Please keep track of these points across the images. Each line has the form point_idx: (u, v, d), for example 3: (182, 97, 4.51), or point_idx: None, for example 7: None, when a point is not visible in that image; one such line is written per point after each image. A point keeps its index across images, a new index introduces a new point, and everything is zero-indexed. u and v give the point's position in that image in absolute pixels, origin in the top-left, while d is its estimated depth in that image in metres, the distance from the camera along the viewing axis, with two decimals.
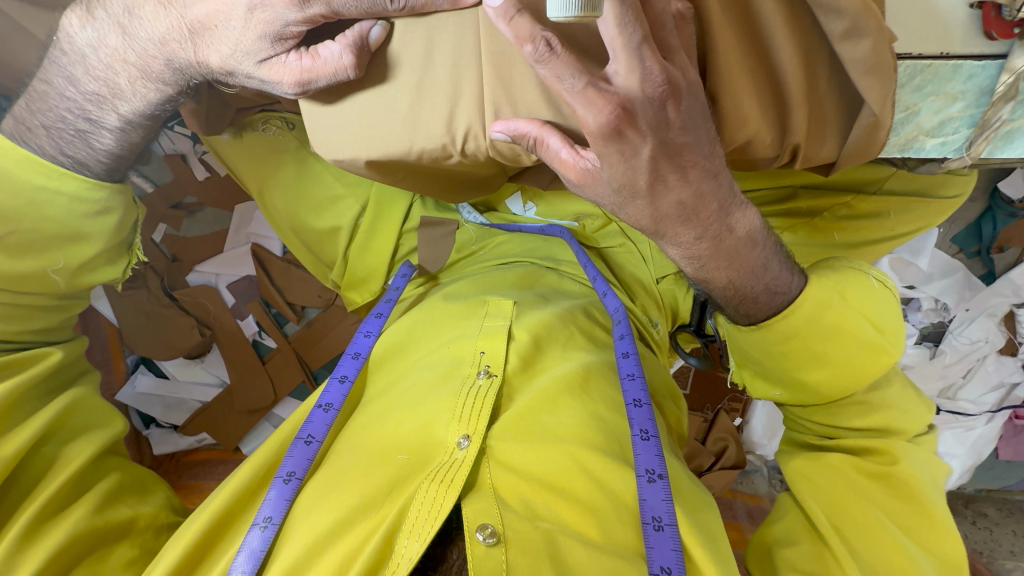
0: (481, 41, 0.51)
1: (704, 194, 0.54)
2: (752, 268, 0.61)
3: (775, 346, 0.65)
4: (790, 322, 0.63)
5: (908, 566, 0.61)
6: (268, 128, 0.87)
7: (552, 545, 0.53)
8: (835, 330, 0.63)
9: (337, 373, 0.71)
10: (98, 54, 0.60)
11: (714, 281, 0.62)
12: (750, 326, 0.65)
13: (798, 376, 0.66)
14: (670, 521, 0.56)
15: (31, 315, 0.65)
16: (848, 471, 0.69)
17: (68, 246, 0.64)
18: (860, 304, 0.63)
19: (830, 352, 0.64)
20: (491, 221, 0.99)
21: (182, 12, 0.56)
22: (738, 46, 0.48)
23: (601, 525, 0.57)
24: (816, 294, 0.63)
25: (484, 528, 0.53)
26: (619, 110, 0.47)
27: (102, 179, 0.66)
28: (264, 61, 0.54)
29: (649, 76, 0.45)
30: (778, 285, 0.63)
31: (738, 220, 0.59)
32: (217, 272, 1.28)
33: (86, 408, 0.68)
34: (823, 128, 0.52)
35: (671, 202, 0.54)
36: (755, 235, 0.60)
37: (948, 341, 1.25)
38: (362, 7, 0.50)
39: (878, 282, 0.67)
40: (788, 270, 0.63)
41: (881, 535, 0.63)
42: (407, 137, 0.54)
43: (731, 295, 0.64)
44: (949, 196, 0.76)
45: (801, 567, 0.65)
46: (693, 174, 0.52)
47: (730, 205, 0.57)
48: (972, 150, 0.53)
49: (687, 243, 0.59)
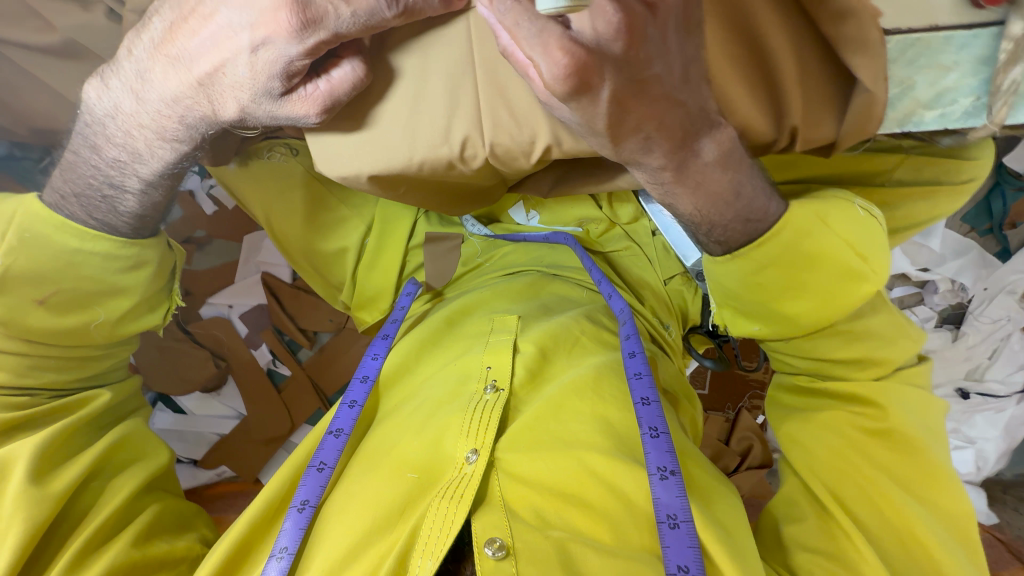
0: (471, 53, 0.52)
1: (668, 126, 0.44)
2: (720, 193, 0.49)
3: (747, 278, 0.54)
4: (764, 251, 0.51)
5: (918, 531, 0.56)
6: (274, 155, 0.90)
7: (565, 554, 0.52)
8: (812, 259, 0.52)
9: (347, 398, 0.70)
10: (116, 122, 0.58)
11: (678, 208, 0.51)
12: (725, 256, 0.53)
13: (777, 310, 0.56)
14: (686, 518, 0.55)
15: (88, 361, 0.68)
16: (845, 429, 0.63)
17: (107, 300, 0.65)
18: (842, 230, 0.52)
19: (814, 281, 0.53)
20: (495, 233, 0.99)
21: (189, 67, 0.52)
22: (723, 39, 0.46)
23: (615, 529, 0.55)
24: (798, 218, 0.51)
25: (492, 542, 0.52)
26: (579, 61, 0.37)
27: (131, 239, 0.64)
28: (283, 96, 0.52)
29: (604, 14, 0.36)
30: (752, 212, 0.51)
31: (706, 148, 0.47)
32: (228, 303, 1.31)
33: (136, 442, 0.69)
34: (820, 108, 0.51)
35: (636, 140, 0.44)
36: (728, 157, 0.48)
37: (970, 323, 1.22)
38: (360, 22, 0.47)
39: (864, 211, 0.55)
40: (765, 194, 0.51)
41: (900, 513, 0.58)
42: (404, 147, 0.55)
43: (696, 223, 0.52)
44: (960, 180, 0.77)
45: (810, 544, 0.59)
46: (660, 107, 0.43)
47: (696, 128, 0.45)
48: (995, 116, 0.51)
49: (651, 171, 0.48)
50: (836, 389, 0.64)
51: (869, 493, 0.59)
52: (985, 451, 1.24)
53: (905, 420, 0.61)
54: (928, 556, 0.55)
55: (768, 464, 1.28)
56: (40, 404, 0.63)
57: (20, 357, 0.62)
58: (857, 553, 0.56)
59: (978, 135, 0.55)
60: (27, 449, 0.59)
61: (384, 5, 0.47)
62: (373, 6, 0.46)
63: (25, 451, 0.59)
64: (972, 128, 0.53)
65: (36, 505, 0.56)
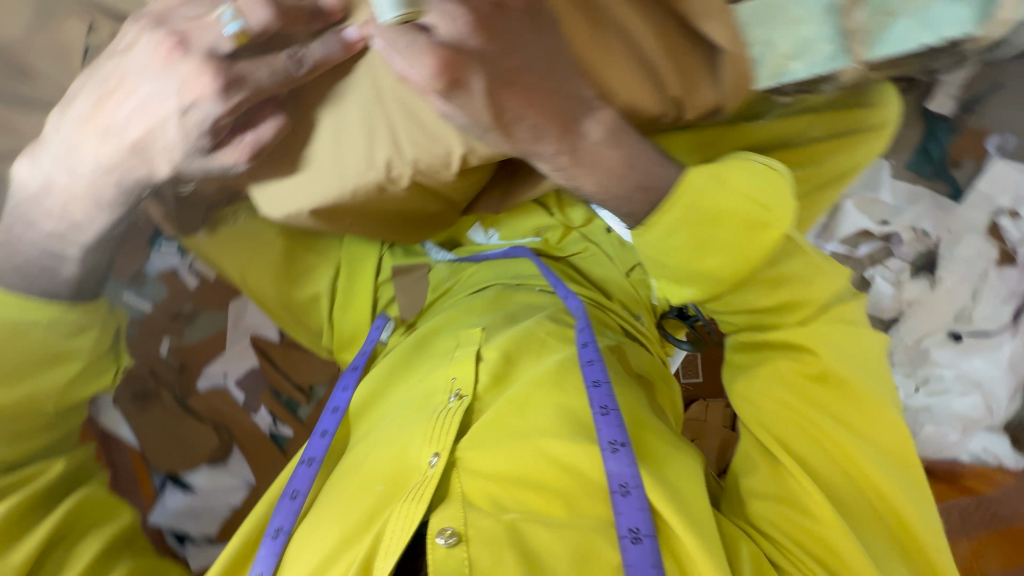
0: (377, 87, 0.57)
1: (549, 110, 0.49)
2: (618, 168, 0.53)
3: (663, 241, 0.56)
4: (672, 216, 0.55)
5: (858, 460, 0.57)
6: (238, 219, 0.93)
7: (514, 532, 0.52)
8: (712, 217, 0.55)
9: (318, 428, 0.71)
10: (51, 196, 0.60)
11: (585, 188, 0.54)
12: (637, 227, 0.57)
13: (692, 267, 0.57)
14: (637, 483, 0.54)
15: (30, 434, 0.64)
16: (784, 372, 0.62)
17: (56, 365, 0.63)
18: (739, 186, 0.55)
19: (720, 238, 0.56)
20: (458, 256, 1.04)
21: (120, 136, 0.55)
22: (587, 28, 0.51)
23: (571, 506, 0.55)
24: (697, 182, 0.54)
25: (443, 531, 0.52)
26: (446, 58, 0.44)
27: (75, 302, 0.63)
28: (213, 149, 0.57)
29: (453, 15, 0.43)
30: (649, 180, 0.54)
31: (591, 128, 0.51)
32: (223, 371, 1.36)
33: (98, 506, 0.67)
34: (696, 77, 0.56)
35: (524, 126, 0.49)
36: (617, 131, 0.52)
37: (943, 267, 1.23)
38: (277, 80, 0.53)
39: (763, 165, 0.57)
40: (660, 163, 0.55)
41: (841, 446, 0.58)
42: (335, 178, 0.61)
43: (607, 199, 0.55)
44: (874, 126, 0.83)
45: (761, 491, 0.59)
46: (537, 94, 0.48)
47: (577, 110, 0.50)
48: (857, 55, 0.56)
49: (549, 158, 0.52)
50: (774, 340, 0.62)
51: (811, 432, 0.59)
52: (994, 392, 1.22)
53: (841, 361, 0.59)
54: (877, 491, 0.56)
55: None
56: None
57: None
58: (806, 491, 0.56)
59: (849, 76, 0.60)
60: None
61: (293, 66, 0.53)
62: (282, 67, 0.52)
63: None
64: (842, 71, 0.58)
65: None
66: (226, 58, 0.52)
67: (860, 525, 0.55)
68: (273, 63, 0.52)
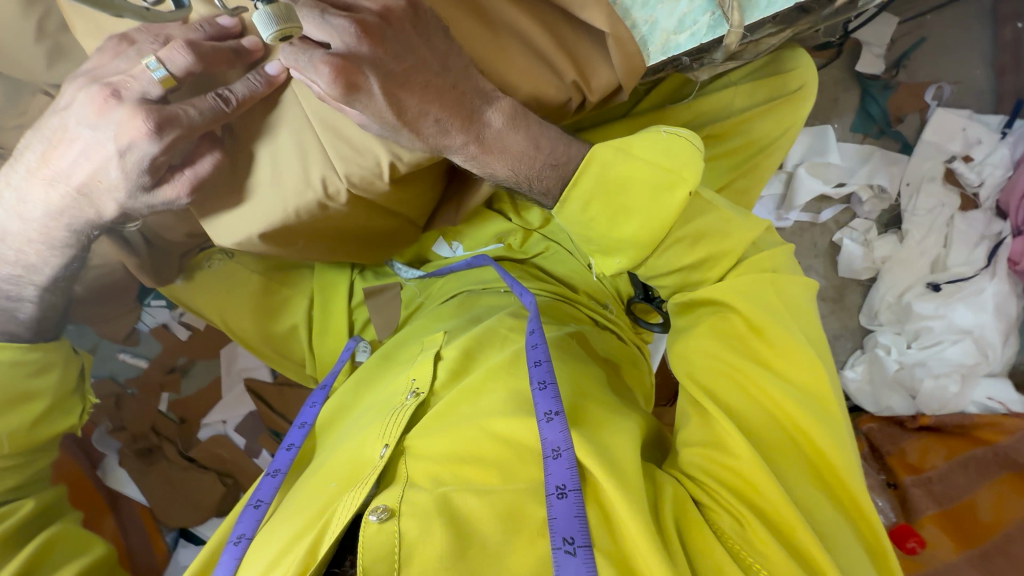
0: (306, 113, 0.62)
1: (448, 104, 0.54)
2: (523, 151, 0.58)
3: (582, 214, 0.61)
4: (583, 187, 0.59)
5: (779, 400, 0.57)
6: (213, 262, 0.99)
7: (446, 504, 0.54)
8: (617, 184, 0.59)
9: (285, 442, 0.72)
10: (3, 242, 0.64)
11: (497, 174, 0.60)
12: (554, 204, 0.62)
13: (613, 234, 0.61)
14: (568, 446, 0.54)
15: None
16: (707, 324, 0.63)
17: (19, 406, 0.67)
18: (638, 153, 0.59)
19: (631, 202, 0.59)
20: (427, 271, 1.06)
21: (66, 181, 0.60)
22: (477, 29, 0.56)
23: (505, 474, 0.57)
24: (601, 153, 0.59)
25: (376, 508, 0.53)
26: (340, 68, 0.49)
27: (35, 342, 0.69)
28: (154, 186, 0.62)
29: (341, 30, 0.48)
30: (556, 157, 0.59)
31: (493, 117, 0.56)
32: (222, 419, 1.39)
33: (68, 540, 0.66)
34: (590, 62, 0.61)
35: (428, 121, 0.54)
36: (517, 116, 0.57)
37: (908, 219, 1.24)
38: (207, 117, 0.58)
39: (668, 134, 0.61)
40: (565, 142, 0.60)
41: (762, 389, 0.58)
42: (277, 202, 0.65)
43: (521, 182, 0.61)
44: (794, 91, 0.87)
45: (693, 441, 0.59)
46: (436, 89, 0.53)
47: (476, 100, 0.55)
48: (733, 21, 0.59)
49: (460, 149, 0.57)
50: (700, 298, 0.63)
51: (737, 378, 0.59)
52: (986, 336, 1.20)
53: (757, 308, 0.60)
54: (801, 432, 0.56)
55: None
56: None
57: None
58: (729, 433, 0.56)
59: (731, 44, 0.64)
60: None
61: (222, 104, 0.58)
62: (212, 105, 0.58)
63: None
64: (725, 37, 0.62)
65: None
66: (157, 101, 0.57)
67: (781, 465, 0.55)
68: (201, 103, 0.57)
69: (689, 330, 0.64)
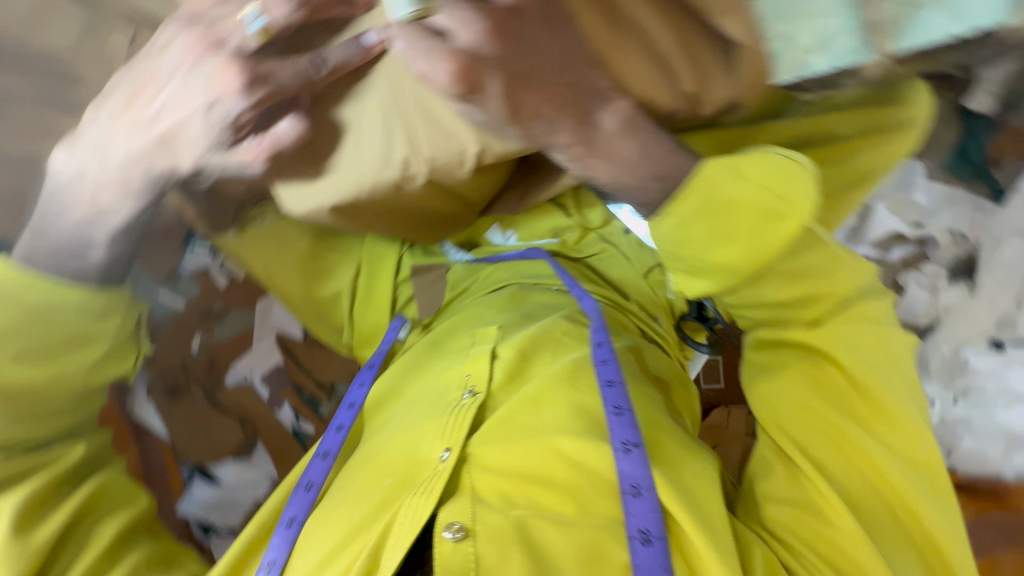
0: (396, 87, 0.58)
1: (563, 106, 0.51)
2: (631, 157, 0.53)
3: (676, 233, 0.56)
4: (686, 204, 0.55)
5: (876, 462, 0.57)
6: (265, 217, 0.95)
7: (522, 529, 0.53)
8: (728, 206, 0.55)
9: (334, 423, 0.73)
10: (81, 184, 0.57)
11: (597, 174, 0.55)
12: (653, 218, 0.57)
13: (707, 259, 0.57)
14: (648, 485, 0.55)
15: (51, 414, 0.63)
16: (803, 369, 0.61)
17: (79, 349, 0.61)
18: (756, 179, 0.54)
19: (738, 228, 0.55)
20: (476, 257, 1.05)
21: (148, 128, 0.55)
22: (601, 22, 0.51)
23: (579, 502, 0.56)
24: (712, 170, 0.54)
25: (451, 526, 0.53)
26: (463, 61, 0.46)
27: (102, 289, 0.60)
28: (232, 146, 0.57)
29: (471, 22, 0.46)
30: (663, 169, 0.54)
31: (605, 118, 0.52)
32: (250, 368, 1.42)
33: (116, 490, 0.68)
34: (712, 73, 0.56)
35: (540, 123, 0.51)
36: (631, 123, 0.53)
37: (984, 272, 1.17)
38: (299, 81, 0.54)
39: (786, 157, 0.56)
40: (675, 153, 0.55)
41: (857, 449, 0.57)
42: (353, 176, 0.62)
43: (619, 189, 0.56)
44: (905, 123, 0.80)
45: (777, 496, 0.59)
46: (553, 92, 0.50)
47: (588, 99, 0.52)
48: (883, 49, 0.54)
49: (564, 147, 0.53)
50: (786, 339, 0.62)
51: (829, 435, 0.59)
52: None
53: (858, 362, 0.59)
54: (892, 489, 0.56)
55: None
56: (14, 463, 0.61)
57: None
58: (821, 495, 0.56)
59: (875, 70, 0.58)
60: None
61: (314, 69, 0.54)
62: (305, 69, 0.53)
63: (7, 510, 0.58)
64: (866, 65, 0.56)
65: (16, 559, 0.56)
66: (251, 56, 0.53)
67: (875, 527, 0.55)
68: (296, 65, 0.53)
69: (773, 373, 0.63)
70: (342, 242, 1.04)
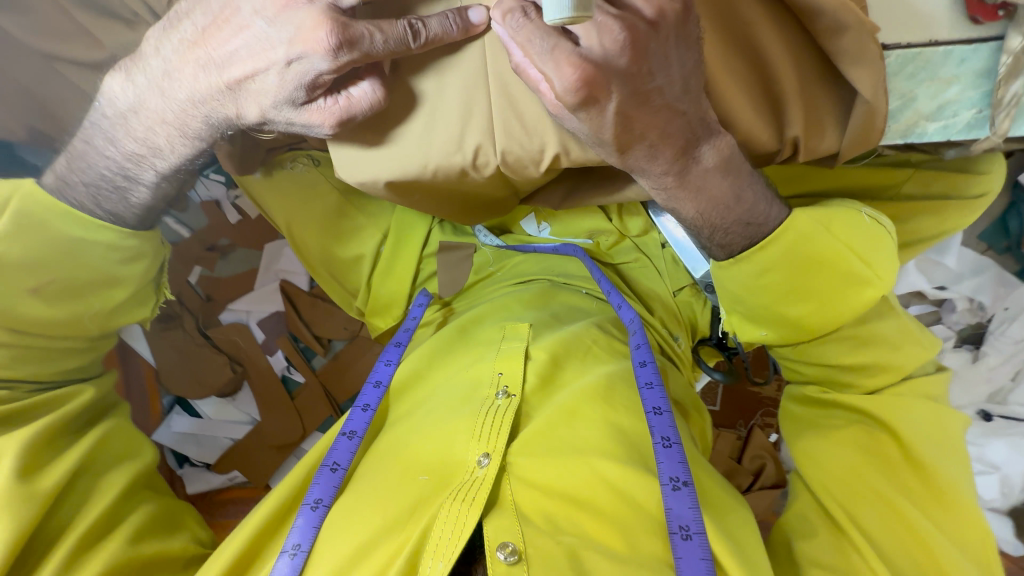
0: (490, 73, 0.54)
1: (670, 133, 0.49)
2: (721, 198, 0.54)
3: (754, 279, 0.58)
4: (767, 253, 0.56)
5: (933, 547, 0.56)
6: (296, 165, 0.94)
7: (577, 561, 0.52)
8: (812, 261, 0.56)
9: (360, 402, 0.72)
10: (139, 116, 0.61)
11: (682, 212, 0.56)
12: (729, 260, 0.58)
13: (776, 310, 0.60)
14: (698, 529, 0.55)
15: (55, 356, 0.68)
16: (853, 433, 0.64)
17: (103, 292, 0.67)
18: (846, 237, 0.56)
19: (814, 285, 0.57)
20: (506, 243, 1.00)
21: (220, 72, 0.56)
22: (722, 51, 0.49)
23: (628, 538, 0.55)
24: (799, 223, 0.56)
25: (504, 547, 0.52)
26: (587, 73, 0.43)
27: (138, 229, 0.68)
28: (303, 104, 0.56)
29: (606, 29, 0.42)
30: (752, 216, 0.56)
31: (706, 153, 0.51)
32: (247, 310, 1.36)
33: (119, 438, 0.71)
34: (821, 121, 0.53)
35: (642, 147, 0.50)
36: (729, 160, 0.52)
37: (991, 343, 1.20)
38: (389, 48, 0.51)
39: (870, 218, 0.58)
40: (766, 200, 0.56)
41: (913, 529, 0.57)
42: (420, 154, 0.57)
43: (701, 227, 0.57)
44: (971, 195, 0.78)
45: (825, 561, 0.58)
46: (661, 117, 0.48)
47: (699, 134, 0.50)
48: (998, 129, 0.52)
49: (655, 176, 0.53)
50: (839, 400, 0.66)
51: (883, 510, 0.59)
52: (1010, 477, 1.17)
53: (919, 440, 0.61)
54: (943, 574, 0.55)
55: (780, 484, 1.23)
56: (24, 398, 0.65)
57: (11, 347, 0.63)
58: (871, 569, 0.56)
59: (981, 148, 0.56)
60: (15, 445, 0.60)
61: (410, 36, 0.51)
62: (399, 35, 0.50)
63: (15, 444, 0.60)
64: (975, 139, 0.54)
65: (23, 503, 0.57)
66: (346, 12, 0.51)
67: None
68: (389, 29, 0.50)
69: (821, 432, 0.67)
70: (364, 202, 1.00)
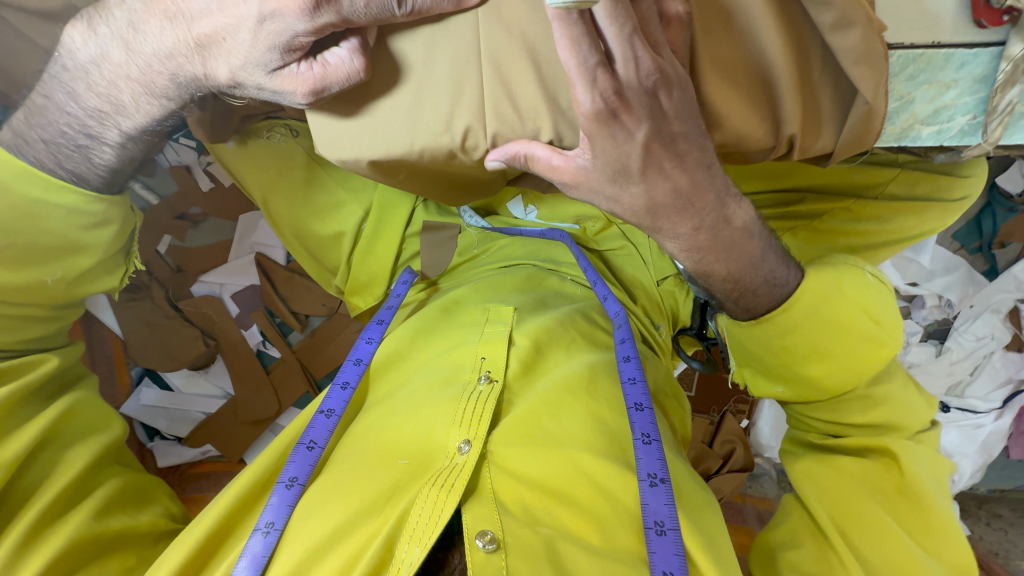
0: (483, 49, 0.50)
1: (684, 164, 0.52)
2: (750, 259, 0.60)
3: (776, 342, 0.64)
4: (790, 315, 0.62)
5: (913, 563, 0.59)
6: (274, 135, 0.89)
7: (553, 550, 0.53)
8: (832, 322, 0.62)
9: (339, 379, 0.70)
10: (101, 71, 0.57)
11: (714, 274, 0.61)
12: (751, 321, 0.63)
13: (797, 371, 0.65)
14: (672, 525, 0.55)
15: (25, 324, 0.64)
16: (856, 470, 0.67)
17: (66, 259, 0.63)
18: (859, 297, 0.62)
19: (833, 348, 0.63)
20: (492, 226, 0.98)
21: (189, 25, 0.53)
22: (727, 43, 0.48)
23: (604, 531, 0.56)
24: (815, 285, 0.61)
25: (483, 535, 0.52)
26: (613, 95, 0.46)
27: (102, 193, 0.63)
28: (276, 70, 0.52)
29: (640, 66, 0.44)
30: (775, 277, 0.61)
31: (735, 211, 0.58)
32: (221, 283, 1.31)
33: (84, 413, 0.68)
34: (818, 118, 0.52)
35: (665, 186, 0.54)
36: (751, 227, 0.59)
37: (954, 338, 1.25)
38: (371, 12, 0.48)
39: (875, 278, 0.65)
40: (784, 263, 0.62)
41: (893, 543, 0.61)
42: (405, 132, 0.54)
43: (731, 289, 0.62)
44: (955, 198, 0.78)
45: (803, 568, 0.63)
46: (682, 159, 0.52)
47: (727, 196, 0.56)
48: (990, 136, 0.51)
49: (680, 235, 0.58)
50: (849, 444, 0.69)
51: (870, 527, 0.62)
52: (961, 465, 1.26)
53: (918, 474, 0.64)
54: None
55: (748, 468, 1.29)
56: None
57: None
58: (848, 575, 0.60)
59: (972, 154, 0.56)
60: None
61: (394, 2, 0.47)
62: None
63: None
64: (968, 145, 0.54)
65: None
66: None
67: None
68: None
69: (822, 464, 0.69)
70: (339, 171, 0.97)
